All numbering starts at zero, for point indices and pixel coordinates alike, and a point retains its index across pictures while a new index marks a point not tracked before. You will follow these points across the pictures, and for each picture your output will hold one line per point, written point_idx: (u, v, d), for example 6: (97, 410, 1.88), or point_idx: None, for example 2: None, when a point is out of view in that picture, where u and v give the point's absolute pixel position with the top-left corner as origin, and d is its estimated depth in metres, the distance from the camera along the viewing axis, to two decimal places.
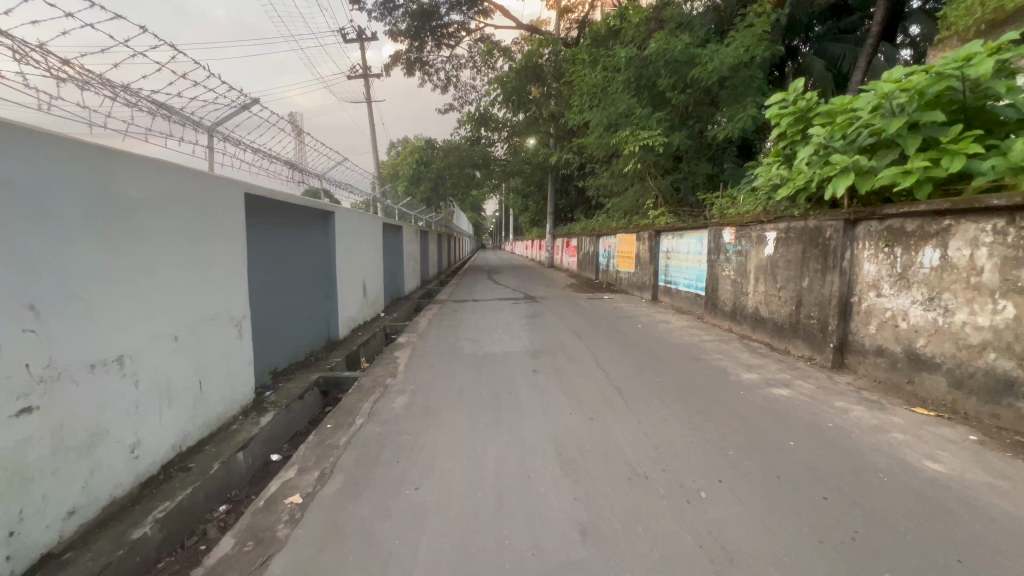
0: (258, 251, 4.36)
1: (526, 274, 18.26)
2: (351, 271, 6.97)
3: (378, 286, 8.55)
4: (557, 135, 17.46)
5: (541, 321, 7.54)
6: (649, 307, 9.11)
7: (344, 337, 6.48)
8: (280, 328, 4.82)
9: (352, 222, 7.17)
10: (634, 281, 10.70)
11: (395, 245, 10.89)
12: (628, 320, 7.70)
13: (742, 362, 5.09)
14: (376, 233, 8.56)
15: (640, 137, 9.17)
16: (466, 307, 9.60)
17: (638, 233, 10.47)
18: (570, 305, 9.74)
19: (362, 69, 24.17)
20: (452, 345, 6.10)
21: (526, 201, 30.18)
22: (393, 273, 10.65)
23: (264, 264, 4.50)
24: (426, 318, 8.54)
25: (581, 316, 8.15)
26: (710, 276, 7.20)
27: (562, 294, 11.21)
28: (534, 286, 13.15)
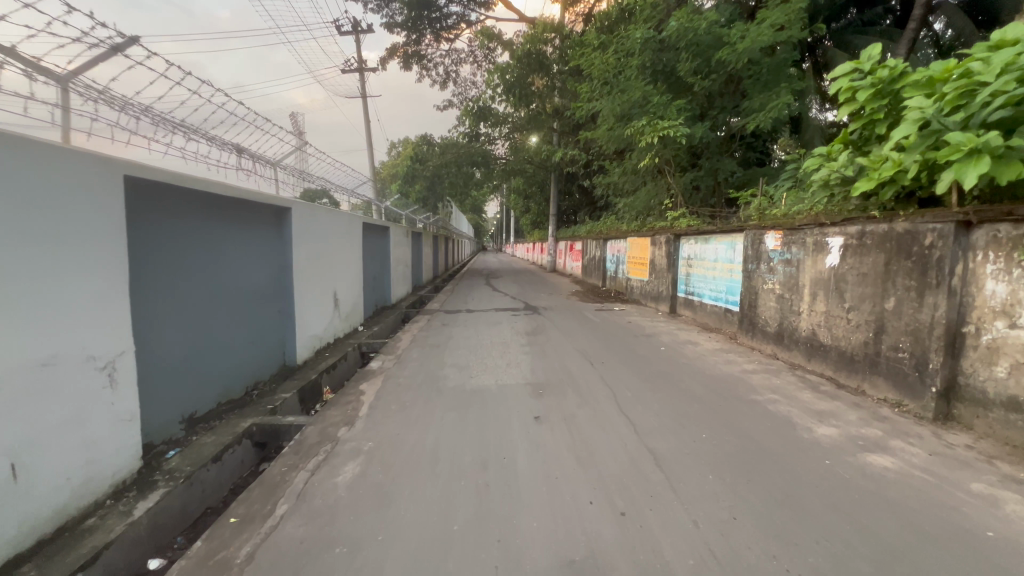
0: (162, 260, 3.23)
1: (527, 280, 17.13)
2: (318, 280, 5.82)
3: (355, 295, 7.38)
4: (561, 131, 16.32)
5: (545, 340, 6.38)
6: (667, 322, 7.96)
7: (305, 361, 5.33)
8: (203, 359, 3.68)
9: (321, 220, 6.02)
10: (648, 291, 9.54)
11: (380, 249, 9.72)
12: (646, 339, 6.54)
13: (805, 405, 3.93)
14: (354, 234, 7.41)
15: (659, 127, 7.99)
16: (459, 319, 8.46)
17: (654, 237, 9.32)
18: (577, 318, 8.55)
19: (358, 62, 23.16)
20: (435, 374, 4.95)
21: (527, 202, 28.99)
22: (378, 279, 9.48)
23: (175, 276, 3.37)
24: (411, 333, 7.38)
25: (591, 333, 6.97)
26: (746, 289, 6.05)
27: (567, 305, 10.02)
28: (535, 294, 11.99)
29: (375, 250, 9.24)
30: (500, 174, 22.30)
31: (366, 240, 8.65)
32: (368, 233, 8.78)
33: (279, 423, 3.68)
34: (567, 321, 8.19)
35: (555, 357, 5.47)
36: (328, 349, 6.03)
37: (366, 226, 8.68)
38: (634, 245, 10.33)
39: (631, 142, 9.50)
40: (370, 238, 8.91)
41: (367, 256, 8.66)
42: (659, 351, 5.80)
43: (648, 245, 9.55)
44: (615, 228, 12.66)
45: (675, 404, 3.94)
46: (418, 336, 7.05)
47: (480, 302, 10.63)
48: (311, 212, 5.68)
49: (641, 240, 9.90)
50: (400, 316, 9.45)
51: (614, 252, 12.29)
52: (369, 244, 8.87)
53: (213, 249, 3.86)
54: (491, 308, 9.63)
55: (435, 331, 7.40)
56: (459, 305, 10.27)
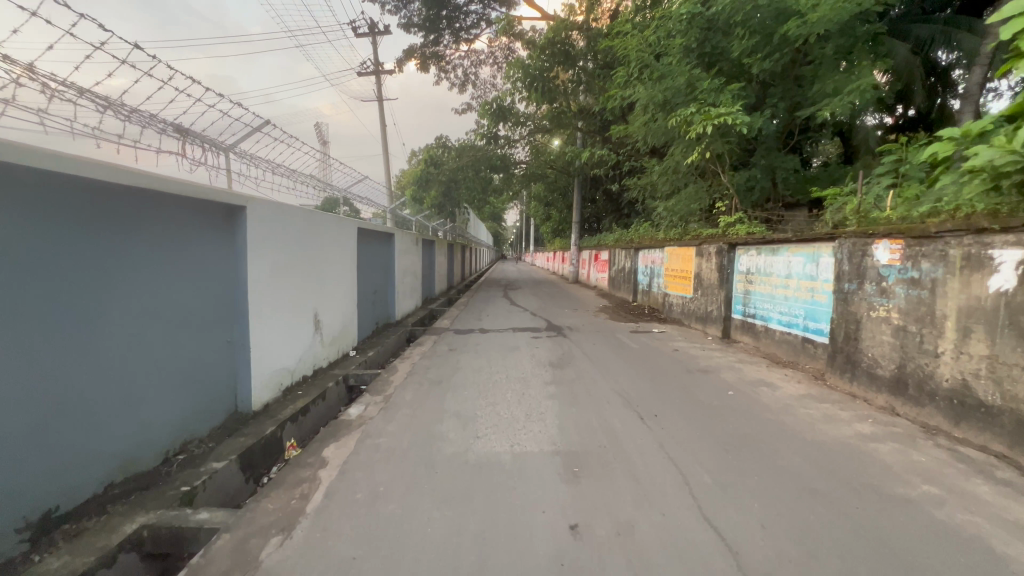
0: (28, 273, 2.28)
1: (548, 292, 15.82)
2: (292, 297, 4.68)
3: (347, 314, 6.21)
4: (587, 131, 15.04)
5: (574, 375, 5.08)
6: (721, 349, 6.56)
7: (266, 404, 4.14)
8: (89, 411, 2.61)
9: (306, 224, 4.98)
10: (692, 310, 8.14)
11: (382, 259, 8.55)
12: (704, 376, 5.18)
13: (993, 510, 2.52)
14: (347, 243, 6.29)
15: (714, 114, 6.62)
16: (471, 341, 7.21)
17: (701, 247, 7.93)
18: (610, 342, 7.21)
19: (374, 65, 22.50)
20: (430, 429, 3.66)
21: (548, 209, 27.72)
22: (378, 292, 8.29)
23: (40, 296, 2.36)
24: (411, 361, 6.13)
25: (631, 364, 5.63)
26: (840, 315, 4.63)
27: (597, 324, 8.68)
28: (559, 310, 10.69)
29: (375, 259, 8.06)
30: (520, 179, 21.13)
31: (364, 249, 7.48)
32: (366, 240, 7.61)
33: (181, 526, 2.43)
34: (600, 345, 6.86)
35: (590, 406, 4.15)
36: (302, 385, 4.82)
37: (364, 232, 7.52)
38: (675, 257, 8.94)
39: (673, 136, 8.14)
40: (369, 246, 7.72)
41: (364, 266, 7.45)
42: (726, 396, 4.44)
43: (693, 256, 8.16)
44: (650, 236, 11.26)
45: (781, 502, 2.59)
46: (418, 365, 5.81)
47: (497, 320, 9.38)
48: (292, 214, 4.68)
49: (684, 250, 8.52)
50: (404, 336, 8.25)
51: (649, 263, 10.90)
52: (368, 254, 7.68)
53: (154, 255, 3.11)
54: (508, 328, 8.37)
55: (440, 358, 6.15)
56: (473, 323, 9.02)
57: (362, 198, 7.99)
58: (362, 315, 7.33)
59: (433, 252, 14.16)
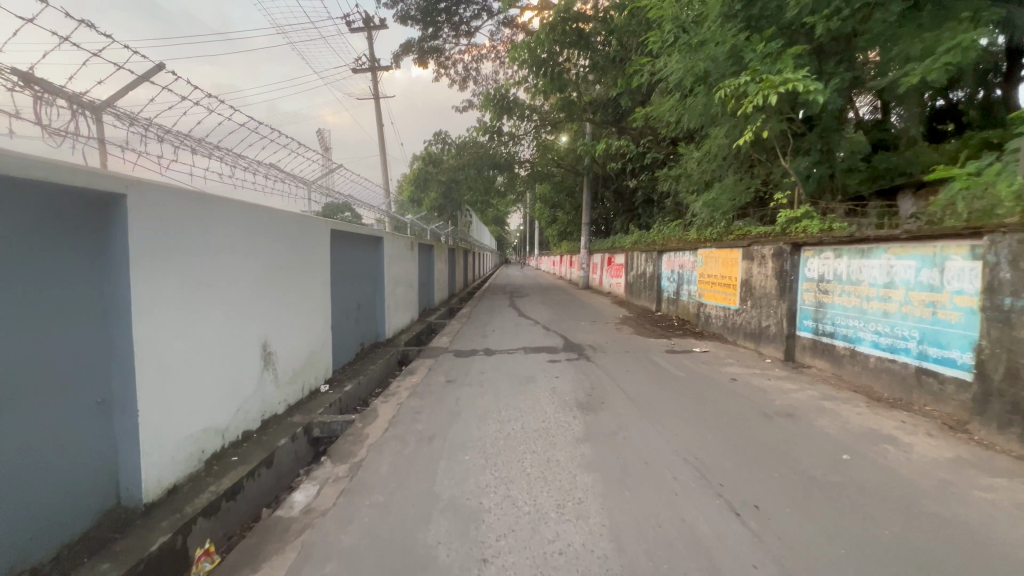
0: None
1: (559, 300, 14.48)
2: (220, 323, 3.32)
3: (314, 340, 4.86)
4: (600, 122, 13.70)
5: (615, 426, 3.74)
6: (790, 376, 5.20)
7: (175, 486, 2.82)
8: None
9: (246, 220, 3.64)
10: (740, 324, 6.77)
11: (368, 268, 7.21)
12: (789, 422, 3.83)
13: None
14: (313, 248, 4.92)
15: (777, 82, 5.23)
16: (474, 368, 5.85)
17: (750, 248, 6.59)
18: (645, 364, 5.88)
19: (370, 61, 21.36)
20: (408, 542, 2.32)
21: (555, 210, 26.46)
22: (363, 307, 6.96)
23: None
24: (398, 398, 4.80)
25: (684, 403, 4.29)
26: (996, 344, 3.27)
27: (623, 342, 7.36)
28: (575, 323, 9.34)
29: (357, 268, 6.72)
30: (526, 178, 19.89)
31: (343, 256, 6.15)
32: (345, 245, 6.27)
33: None
34: (634, 371, 5.54)
35: (651, 488, 2.80)
36: (239, 447, 3.47)
37: (343, 236, 6.18)
38: (715, 261, 7.61)
39: (713, 117, 6.75)
40: (349, 252, 6.38)
41: (342, 277, 6.11)
42: (839, 462, 3.09)
43: (739, 260, 6.83)
44: (677, 237, 9.90)
45: None
46: (405, 406, 4.48)
47: (504, 336, 8.07)
48: (224, 206, 3.36)
49: (727, 253, 7.19)
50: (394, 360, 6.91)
51: (679, 267, 9.55)
52: (347, 262, 6.30)
53: (16, 266, 2.12)
54: (519, 347, 7.06)
55: (435, 394, 4.82)
56: (477, 342, 7.70)
57: (339, 194, 6.60)
58: (341, 336, 6.01)
59: (432, 258, 12.90)
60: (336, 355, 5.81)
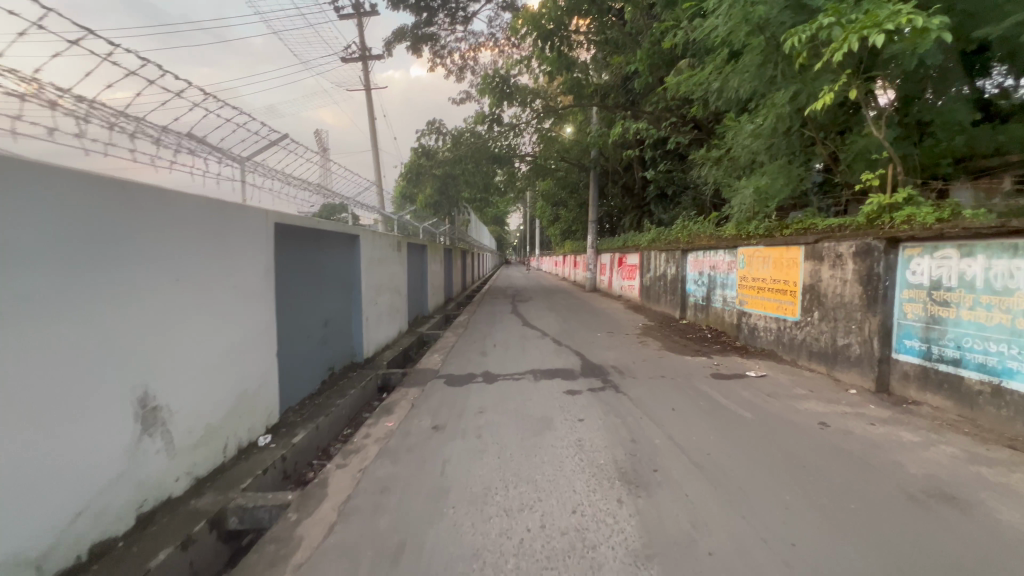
0: None
1: (566, 305, 13.16)
2: (28, 376, 1.95)
3: (246, 375, 3.49)
4: (613, 107, 12.38)
5: (688, 525, 2.40)
6: (897, 416, 3.87)
7: None
8: None
9: (88, 204, 2.26)
10: (805, 341, 5.44)
11: (340, 273, 5.85)
12: (954, 512, 2.49)
13: None
14: (243, 248, 3.54)
15: (882, 15, 3.82)
16: (471, 403, 4.51)
17: (816, 246, 5.29)
18: (693, 396, 4.56)
19: (360, 49, 19.99)
20: None
21: (558, 208, 25.13)
22: (334, 321, 5.62)
23: None
24: (364, 454, 3.45)
25: (775, 472, 2.95)
26: None
27: (654, 362, 6.03)
28: (591, 335, 8.02)
29: (324, 273, 5.37)
30: (528, 173, 18.56)
31: (302, 258, 4.80)
32: (307, 244, 4.91)
33: None
34: (682, 407, 4.21)
35: None
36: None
37: (303, 232, 4.82)
38: (763, 262, 6.33)
39: (770, 81, 5.40)
40: (312, 252, 5.03)
41: (301, 285, 4.76)
42: None
43: (800, 260, 5.55)
44: (706, 235, 8.55)
45: None
46: (370, 473, 3.12)
47: (508, 354, 6.73)
48: (20, 176, 1.96)
49: (783, 252, 5.90)
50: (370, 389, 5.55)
51: (711, 268, 8.23)
52: (309, 265, 4.94)
53: None
54: (527, 370, 5.72)
55: (416, 449, 3.48)
56: (475, 362, 6.36)
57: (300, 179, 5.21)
58: (298, 362, 4.67)
59: (426, 259, 11.56)
60: (290, 387, 4.47)
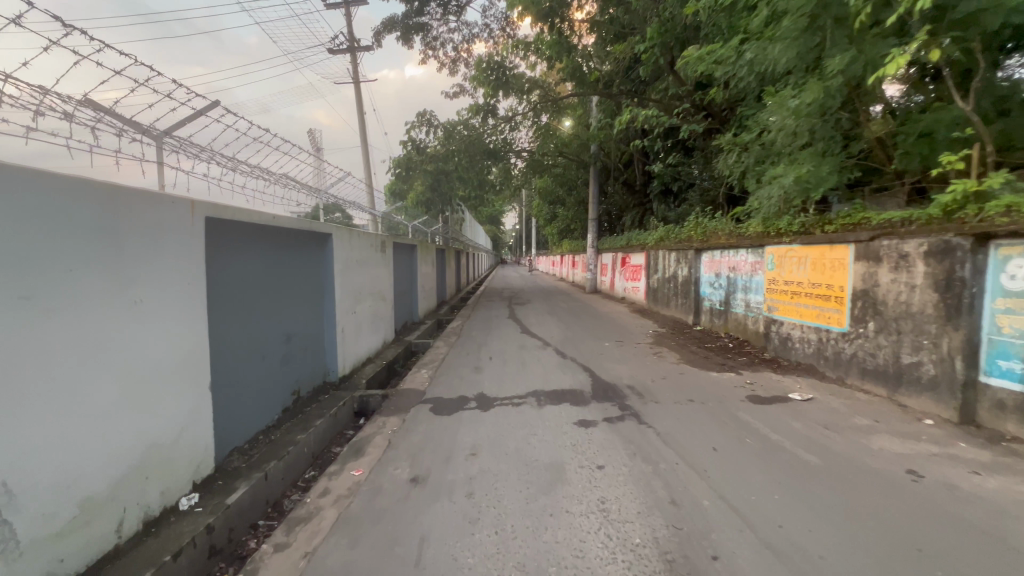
0: None
1: (567, 308, 12.33)
2: None
3: (154, 420, 2.59)
4: (621, 89, 11.51)
5: None
6: (1000, 460, 3.06)
7: None
8: None
9: None
10: (856, 357, 4.63)
11: (307, 278, 4.96)
12: None
13: None
14: (152, 250, 2.63)
15: None
16: (462, 440, 3.65)
17: (871, 244, 4.47)
18: (734, 429, 3.71)
19: (347, 40, 19.08)
20: None
21: (555, 206, 24.31)
22: (300, 334, 4.75)
23: None
24: (316, 526, 2.58)
25: (883, 562, 2.11)
26: None
27: (676, 381, 5.18)
28: (598, 345, 7.18)
29: (285, 278, 4.47)
30: (524, 169, 17.69)
31: (256, 260, 3.92)
32: (261, 245, 4.02)
33: None
34: (726, 447, 3.36)
35: None
36: None
37: (257, 231, 3.94)
38: (800, 262, 5.52)
39: (818, 49, 4.58)
40: (270, 254, 4.16)
41: (253, 294, 3.88)
42: None
43: (849, 261, 4.73)
44: (725, 232, 7.71)
45: None
46: (318, 562, 2.25)
47: (506, 370, 5.86)
48: None
49: (826, 250, 5.08)
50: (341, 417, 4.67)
51: (731, 269, 7.40)
52: (264, 269, 4.06)
53: None
54: (529, 392, 4.86)
55: (386, 518, 2.61)
56: (467, 380, 5.49)
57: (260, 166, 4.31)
58: (249, 388, 3.81)
59: (416, 261, 10.66)
60: (234, 422, 3.59)
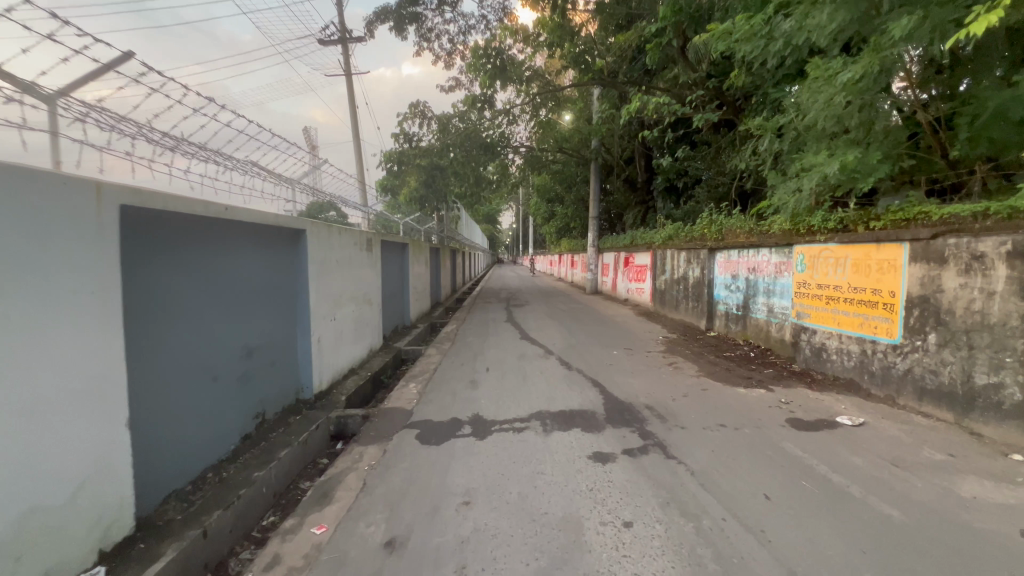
0: None
1: (569, 311, 11.70)
2: None
3: (30, 479, 1.91)
4: (626, 79, 10.93)
5: None
6: None
7: None
8: None
9: None
10: (912, 374, 4.00)
11: (275, 280, 4.29)
12: None
13: None
14: (28, 247, 1.94)
15: None
16: (454, 482, 2.99)
17: (932, 243, 3.83)
18: (783, 467, 3.06)
19: (340, 30, 18.42)
20: None
21: (553, 204, 23.67)
22: (266, 347, 4.08)
23: None
24: None
25: None
26: None
27: (700, 399, 4.54)
28: (606, 354, 6.54)
29: (245, 282, 3.80)
30: (522, 165, 17.02)
31: (204, 261, 3.24)
32: (212, 242, 3.35)
33: None
34: (781, 496, 2.71)
35: None
36: None
37: (205, 225, 3.26)
38: (838, 264, 4.88)
39: (872, 16, 3.94)
40: (225, 254, 3.49)
41: (201, 301, 3.21)
42: None
43: (902, 262, 4.09)
44: (744, 230, 7.06)
45: None
46: None
47: (505, 384, 5.20)
48: None
49: (871, 250, 4.44)
50: (309, 445, 3.97)
51: (753, 270, 6.76)
52: (216, 271, 3.39)
53: None
54: (532, 413, 4.21)
55: None
56: (461, 397, 4.82)
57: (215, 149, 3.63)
58: (194, 415, 3.13)
59: (408, 260, 9.98)
60: (169, 459, 2.91)
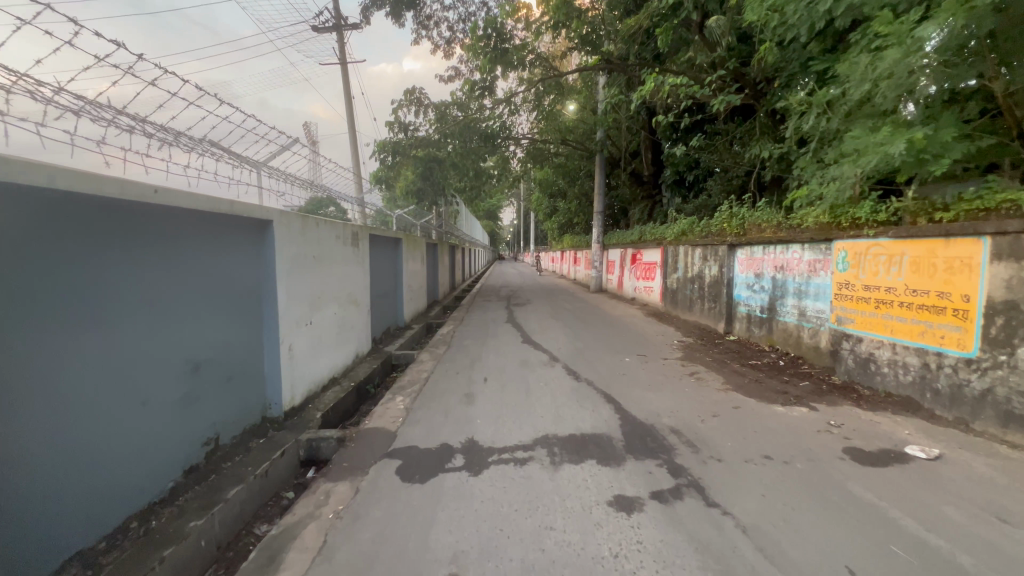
0: None
1: (573, 310, 11.04)
2: None
3: None
4: (637, 61, 10.27)
5: None
6: None
7: None
8: None
9: None
10: (993, 396, 3.33)
11: (245, 277, 3.81)
12: None
13: None
14: None
15: None
16: (439, 542, 2.33)
17: (1022, 238, 3.17)
18: (859, 525, 2.39)
19: (334, 18, 17.71)
20: None
21: (555, 199, 22.96)
22: (216, 357, 3.45)
23: None
24: None
25: None
26: None
27: (733, 421, 3.87)
28: (618, 362, 5.88)
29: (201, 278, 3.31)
30: (524, 158, 16.31)
31: (139, 254, 2.77)
32: (152, 233, 2.88)
33: None
34: (869, 570, 2.06)
35: None
36: None
37: (114, 210, 2.60)
38: (892, 262, 4.21)
39: None
40: (171, 246, 3.02)
41: (134, 300, 2.74)
42: None
43: (977, 260, 3.45)
44: (771, 224, 6.40)
45: None
46: None
47: (505, 399, 4.54)
48: None
49: (937, 246, 3.77)
50: (269, 478, 3.31)
51: (780, 268, 6.10)
52: (156, 266, 2.91)
53: None
54: (537, 438, 3.55)
55: None
56: (453, 415, 4.16)
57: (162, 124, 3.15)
58: (126, 437, 2.63)
59: (401, 256, 9.31)
60: (88, 495, 2.39)
